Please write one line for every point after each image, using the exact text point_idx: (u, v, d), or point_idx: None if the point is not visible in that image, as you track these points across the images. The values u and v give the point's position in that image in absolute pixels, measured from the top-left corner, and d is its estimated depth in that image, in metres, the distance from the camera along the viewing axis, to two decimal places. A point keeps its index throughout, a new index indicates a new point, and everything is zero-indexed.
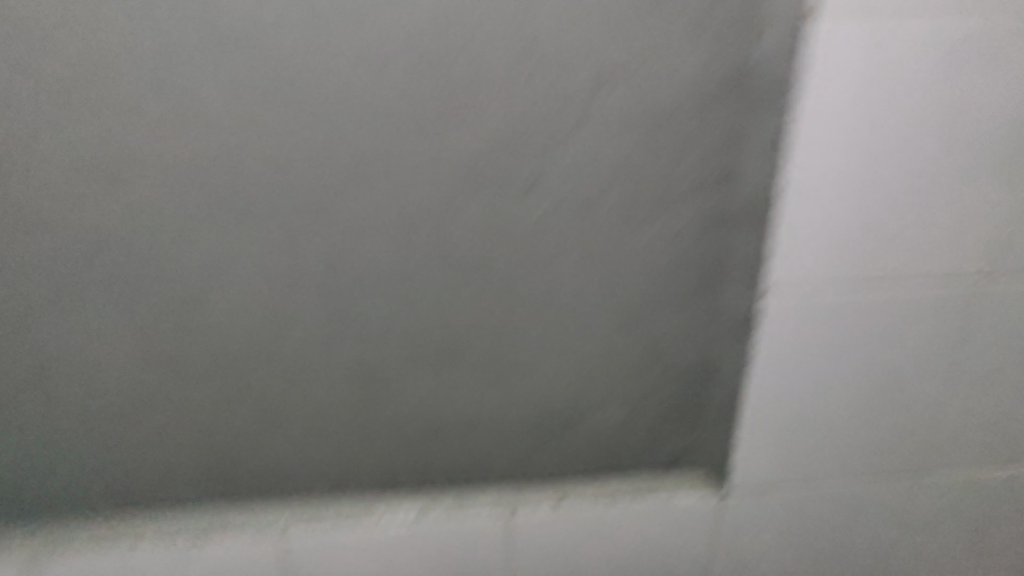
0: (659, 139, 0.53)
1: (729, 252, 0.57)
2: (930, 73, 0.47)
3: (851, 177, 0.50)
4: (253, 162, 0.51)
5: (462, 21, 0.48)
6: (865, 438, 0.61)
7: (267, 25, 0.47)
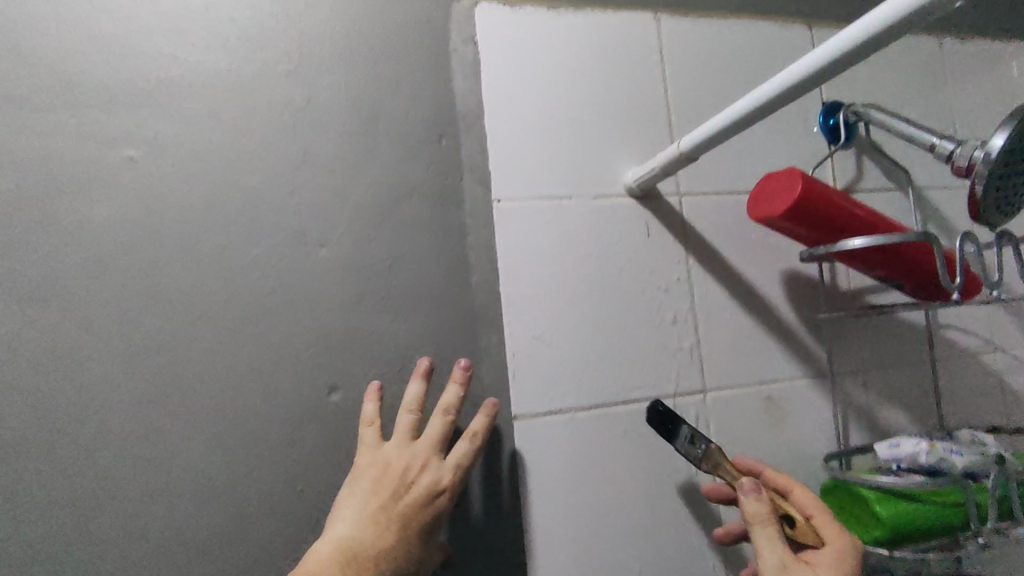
0: (367, 253, 0.62)
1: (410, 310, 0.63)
2: (594, 315, 0.66)
3: (517, 278, 0.64)
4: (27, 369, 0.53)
5: (129, 125, 0.57)
6: (666, 558, 0.64)
7: (38, 246, 0.55)
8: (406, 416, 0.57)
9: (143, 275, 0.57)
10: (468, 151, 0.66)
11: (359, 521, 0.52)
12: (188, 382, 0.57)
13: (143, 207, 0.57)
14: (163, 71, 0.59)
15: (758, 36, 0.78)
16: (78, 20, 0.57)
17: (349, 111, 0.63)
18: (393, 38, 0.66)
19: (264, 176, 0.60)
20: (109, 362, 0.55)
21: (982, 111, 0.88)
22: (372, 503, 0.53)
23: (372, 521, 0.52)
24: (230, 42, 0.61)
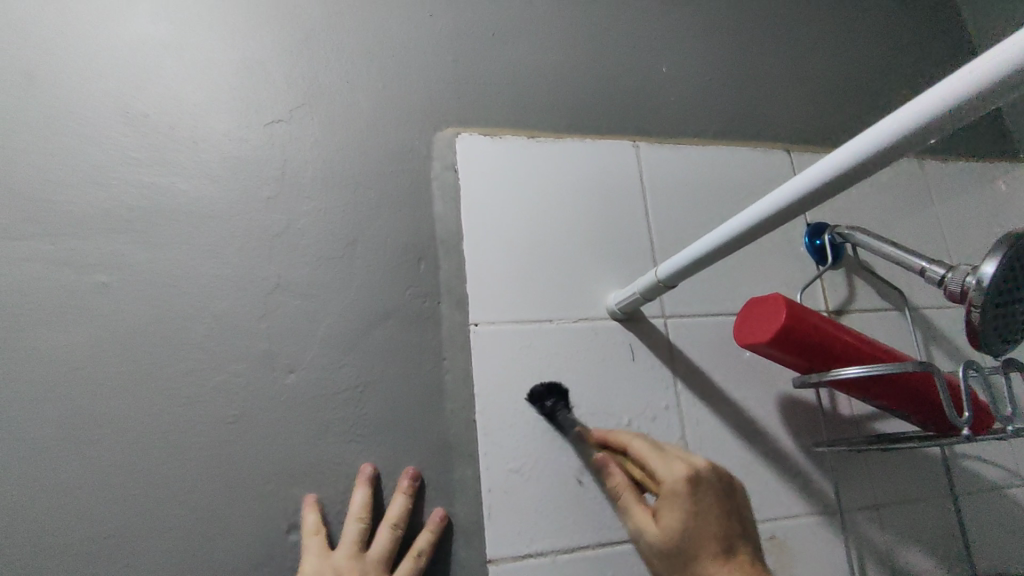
0: (335, 368, 0.60)
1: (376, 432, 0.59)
2: (575, 447, 0.61)
3: (495, 400, 0.61)
4: None
5: (105, 229, 0.58)
6: None
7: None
8: (350, 524, 0.54)
9: (95, 383, 0.54)
10: (446, 275, 0.65)
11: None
12: (124, 501, 0.52)
13: (104, 336, 0.55)
14: (144, 200, 0.59)
15: (738, 161, 0.80)
16: (68, 150, 0.58)
17: (328, 237, 0.64)
18: (375, 168, 0.68)
19: (235, 302, 0.59)
20: (43, 471, 0.51)
21: (970, 230, 0.88)
22: None
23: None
24: (215, 172, 0.63)
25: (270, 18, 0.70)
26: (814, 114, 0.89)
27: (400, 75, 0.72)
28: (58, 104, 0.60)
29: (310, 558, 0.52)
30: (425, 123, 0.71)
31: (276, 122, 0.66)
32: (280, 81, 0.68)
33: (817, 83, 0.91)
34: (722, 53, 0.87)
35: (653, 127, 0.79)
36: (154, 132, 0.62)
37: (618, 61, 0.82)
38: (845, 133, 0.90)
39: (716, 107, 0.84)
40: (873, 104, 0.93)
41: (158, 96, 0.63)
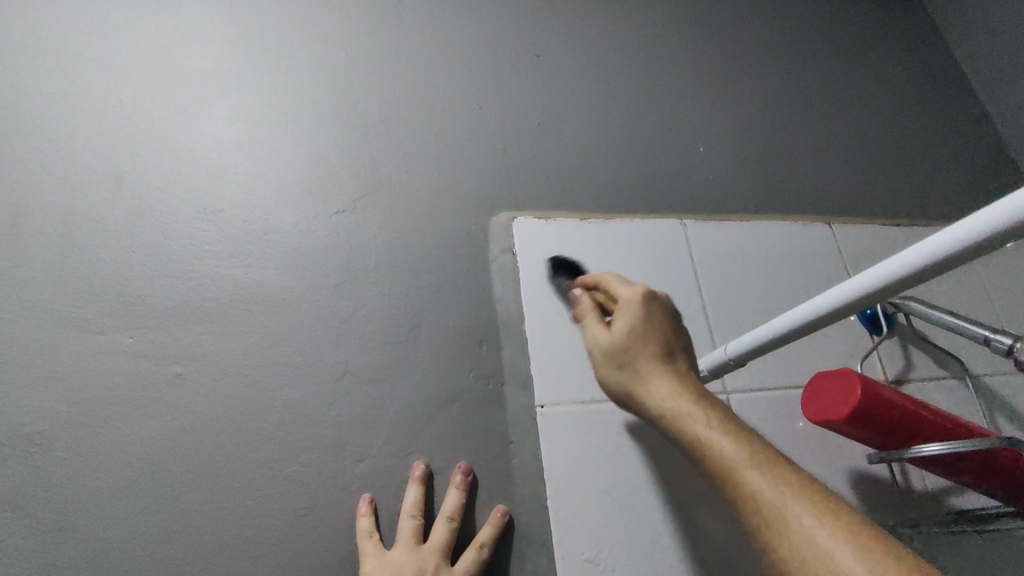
0: (401, 454, 0.59)
1: None
2: (652, 536, 0.59)
3: (564, 484, 0.60)
4: (32, 565, 0.49)
5: (181, 320, 0.60)
6: None
7: (73, 439, 0.53)
8: (407, 517, 0.55)
9: (169, 473, 0.54)
10: (508, 356, 0.66)
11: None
12: None
13: (180, 429, 0.56)
14: (220, 291, 0.62)
15: (781, 235, 0.82)
16: (152, 248, 0.62)
17: (393, 322, 0.65)
18: (435, 251, 0.69)
19: (305, 390, 0.60)
20: (113, 562, 0.50)
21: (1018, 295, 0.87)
22: None
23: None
24: (285, 262, 0.65)
25: (332, 114, 0.74)
26: (849, 186, 0.91)
27: (456, 161, 0.75)
28: (144, 205, 0.64)
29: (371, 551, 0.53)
30: (481, 208, 0.73)
31: (340, 213, 0.69)
32: (343, 172, 0.71)
33: (847, 156, 0.94)
34: (754, 133, 0.91)
35: (696, 206, 0.82)
36: (227, 226, 0.65)
37: (657, 143, 0.85)
38: (882, 204, 0.92)
39: (754, 184, 0.86)
40: (904, 174, 0.96)
41: (232, 193, 0.67)
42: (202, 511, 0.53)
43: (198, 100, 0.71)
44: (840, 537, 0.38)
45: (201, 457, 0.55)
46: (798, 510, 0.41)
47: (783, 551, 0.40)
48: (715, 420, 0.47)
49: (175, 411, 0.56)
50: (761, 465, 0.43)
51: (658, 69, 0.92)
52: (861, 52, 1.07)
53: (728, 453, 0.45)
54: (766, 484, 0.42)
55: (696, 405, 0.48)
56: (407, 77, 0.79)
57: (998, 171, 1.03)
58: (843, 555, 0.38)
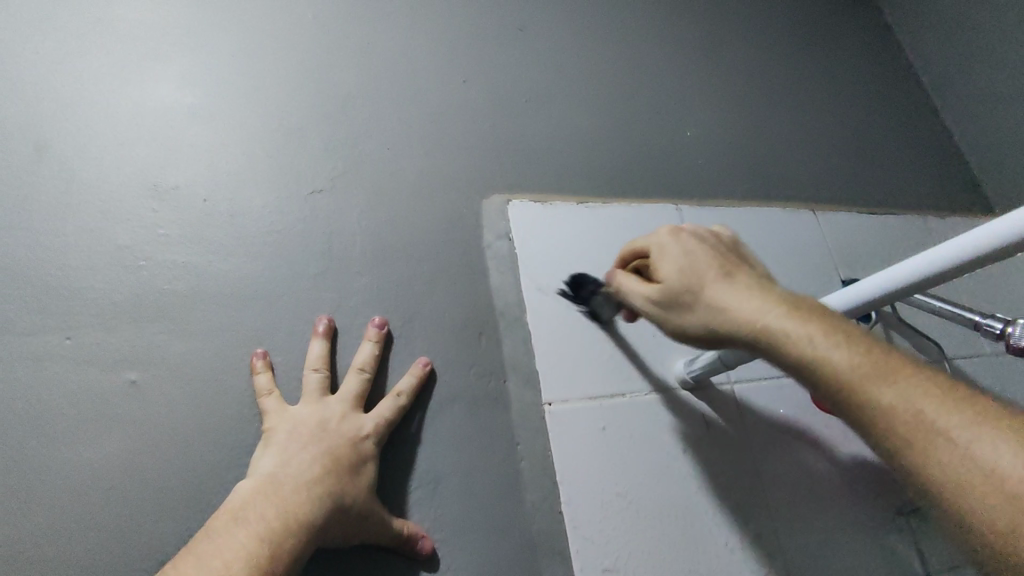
0: (399, 461, 0.53)
1: (449, 533, 0.52)
2: (669, 535, 0.56)
3: (577, 489, 0.55)
4: None
5: (134, 313, 0.51)
6: None
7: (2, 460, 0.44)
8: (374, 426, 0.50)
9: (128, 494, 0.45)
10: (510, 350, 0.60)
11: (284, 490, 0.43)
12: None
13: (139, 447, 0.47)
14: (179, 284, 0.53)
15: (770, 221, 0.81)
16: (92, 230, 0.52)
17: (383, 315, 0.58)
18: (426, 238, 0.63)
19: (287, 396, 0.52)
20: None
21: (977, 282, 0.92)
22: (322, 501, 0.44)
23: (297, 505, 0.43)
24: (256, 248, 0.56)
25: (302, 83, 0.65)
26: (825, 175, 0.92)
27: (441, 139, 0.69)
28: (81, 178, 0.54)
29: (317, 429, 0.48)
30: (473, 189, 0.67)
31: (316, 193, 0.61)
32: (318, 148, 0.63)
33: (822, 146, 0.95)
34: (737, 119, 0.90)
35: (687, 192, 0.79)
36: (185, 205, 0.56)
37: (647, 127, 0.82)
38: (854, 192, 0.94)
39: (740, 169, 0.85)
40: (871, 165, 0.98)
41: (189, 168, 0.58)
42: (172, 537, 0.45)
43: (142, 59, 0.61)
44: (955, 421, 0.33)
45: (167, 474, 0.47)
46: (923, 404, 0.34)
47: (901, 454, 0.34)
48: (792, 314, 0.40)
49: (132, 421, 0.48)
50: (867, 368, 0.37)
51: (643, 50, 0.89)
52: (827, 43, 1.09)
53: (807, 339, 0.39)
54: (852, 371, 0.37)
55: (797, 321, 0.40)
56: (384, 46, 0.71)
57: (949, 163, 1.08)
58: (960, 434, 0.33)
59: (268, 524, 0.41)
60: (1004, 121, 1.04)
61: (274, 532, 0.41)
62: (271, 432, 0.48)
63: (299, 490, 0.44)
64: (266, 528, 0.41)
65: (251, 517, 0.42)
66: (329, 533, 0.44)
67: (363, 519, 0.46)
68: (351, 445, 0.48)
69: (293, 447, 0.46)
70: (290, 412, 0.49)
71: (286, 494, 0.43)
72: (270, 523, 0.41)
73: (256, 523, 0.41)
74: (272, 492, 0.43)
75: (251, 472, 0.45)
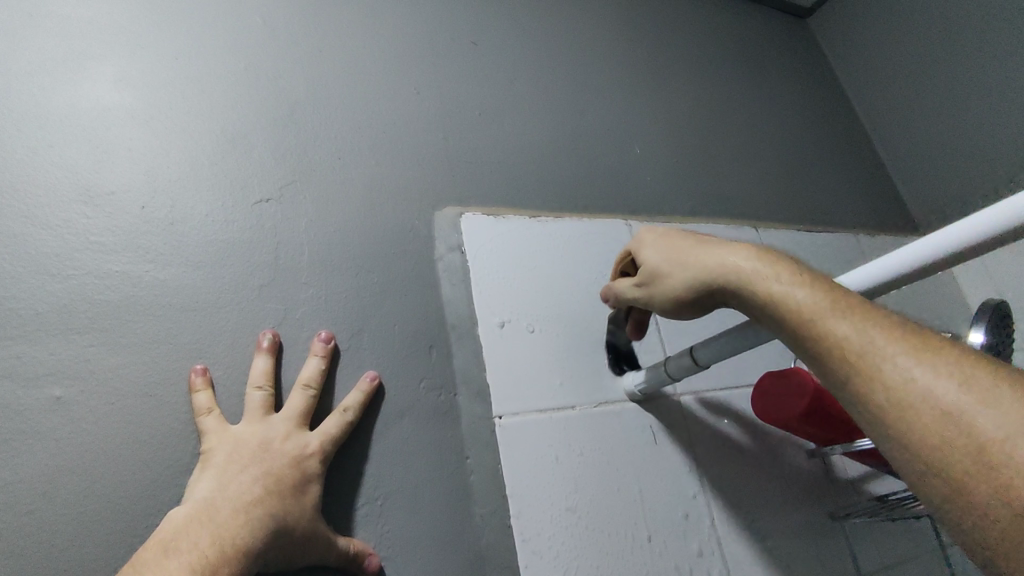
0: (347, 477, 0.52)
1: (399, 548, 0.51)
2: (617, 545, 0.57)
3: (528, 501, 0.56)
4: None
5: (62, 325, 0.48)
6: None
7: None
8: (319, 443, 0.49)
9: (51, 518, 0.43)
10: (461, 363, 0.60)
11: (221, 514, 0.41)
12: None
13: (63, 468, 0.44)
14: (112, 294, 0.50)
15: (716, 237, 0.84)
16: (14, 236, 0.49)
17: (331, 327, 0.57)
18: (377, 249, 0.62)
19: (228, 411, 0.50)
20: None
21: (903, 297, 0.98)
22: (264, 527, 0.42)
23: (235, 530, 0.41)
24: (198, 257, 0.54)
25: (251, 91, 0.64)
26: (766, 195, 0.97)
27: (395, 151, 0.68)
28: (4, 181, 0.51)
29: (258, 448, 0.46)
30: (426, 202, 0.67)
31: (264, 202, 0.59)
32: (266, 156, 0.61)
33: (763, 167, 1.00)
34: (684, 139, 0.93)
35: (637, 208, 0.81)
36: (122, 212, 0.53)
37: (599, 144, 0.84)
38: (793, 212, 0.98)
39: (687, 187, 0.88)
40: (808, 186, 1.04)
41: (126, 173, 0.55)
42: (99, 562, 0.43)
43: (76, 58, 0.58)
44: (928, 363, 0.35)
45: (97, 496, 0.44)
46: (893, 347, 0.36)
47: (876, 393, 0.36)
48: (789, 275, 0.42)
49: (58, 440, 0.45)
50: (837, 307, 0.39)
51: (596, 70, 0.91)
52: (768, 70, 1.15)
53: (809, 301, 0.40)
54: (855, 332, 0.38)
55: (763, 263, 0.44)
56: (337, 54, 0.70)
57: (879, 185, 1.15)
58: (946, 386, 0.34)
59: (203, 553, 0.39)
60: (929, 146, 1.12)
61: (208, 562, 0.39)
62: (209, 454, 0.46)
63: (237, 515, 0.42)
64: (199, 557, 0.39)
65: (184, 546, 0.39)
66: (270, 557, 0.42)
67: (307, 539, 0.45)
68: (295, 466, 0.46)
69: (233, 468, 0.44)
70: (229, 433, 0.47)
71: (223, 518, 0.41)
72: (205, 552, 0.39)
73: (189, 553, 0.39)
74: (208, 518, 0.41)
75: (186, 498, 0.43)
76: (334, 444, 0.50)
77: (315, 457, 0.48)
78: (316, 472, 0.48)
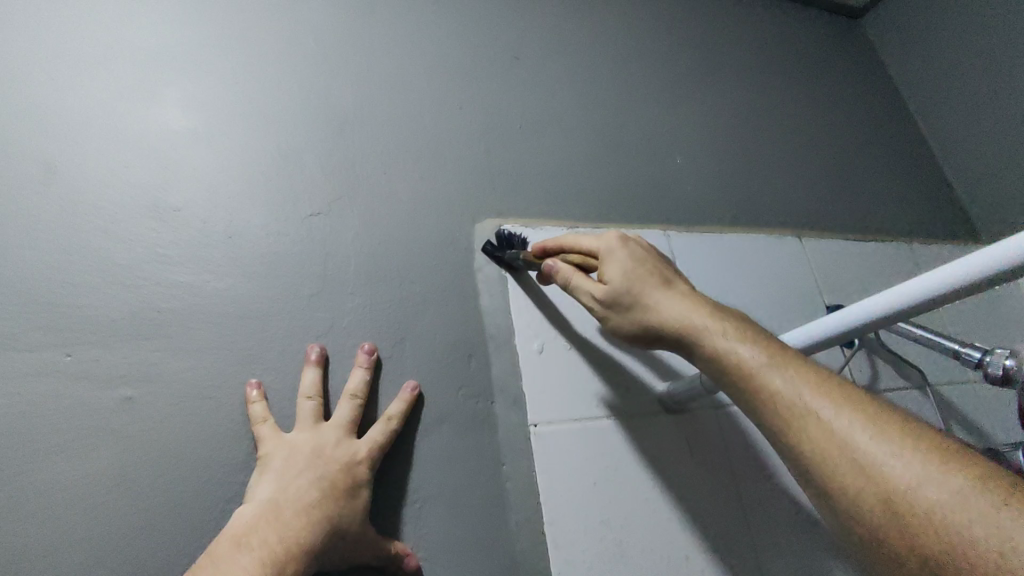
0: (388, 480, 0.54)
1: (438, 552, 0.53)
2: (653, 556, 0.57)
3: (563, 510, 0.57)
4: None
5: (133, 330, 0.52)
6: None
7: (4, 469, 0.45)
8: (367, 450, 0.51)
9: (122, 508, 0.47)
10: (497, 372, 0.62)
11: (284, 516, 0.44)
12: None
13: (133, 463, 0.48)
14: (177, 303, 0.54)
15: (758, 246, 0.83)
16: (92, 250, 0.54)
17: (375, 336, 0.59)
18: (418, 260, 0.64)
19: (279, 416, 0.54)
20: None
21: (961, 311, 0.93)
22: (325, 529, 0.45)
23: (297, 530, 0.44)
24: (253, 267, 0.58)
25: (301, 109, 0.67)
26: (813, 202, 0.95)
27: (436, 163, 0.71)
28: (84, 199, 0.55)
29: (313, 454, 0.49)
30: (466, 213, 0.69)
31: (313, 215, 0.63)
32: (315, 172, 0.65)
33: (811, 174, 0.98)
34: (725, 147, 0.92)
35: (675, 216, 0.81)
36: (187, 226, 0.58)
37: (639, 155, 0.84)
38: (841, 219, 0.96)
39: (728, 194, 0.87)
40: (859, 194, 1.00)
41: (190, 190, 0.60)
42: (163, 549, 0.46)
43: (146, 85, 0.63)
44: (849, 416, 0.39)
45: (163, 489, 0.48)
46: (817, 401, 0.40)
47: (803, 441, 0.40)
48: (732, 332, 0.46)
49: (130, 436, 0.49)
50: (766, 363, 0.44)
51: (636, 78, 0.91)
52: (816, 73, 1.12)
53: (749, 356, 0.45)
54: (786, 385, 0.42)
55: (714, 321, 0.48)
56: (384, 73, 0.74)
57: (936, 190, 1.10)
58: (861, 438, 0.37)
59: (271, 551, 0.42)
60: (990, 150, 1.07)
61: (277, 559, 0.42)
62: (267, 459, 0.48)
63: (300, 515, 0.45)
64: (269, 553, 0.42)
65: (254, 542, 0.42)
66: (327, 557, 0.45)
67: (360, 541, 0.47)
68: (348, 472, 0.49)
69: (291, 472, 0.47)
70: (284, 440, 0.50)
71: (286, 520, 0.44)
72: (274, 549, 0.42)
73: (259, 549, 0.42)
74: (274, 517, 0.44)
75: (250, 498, 0.46)
76: (382, 451, 0.53)
77: (366, 464, 0.51)
78: (368, 478, 0.50)
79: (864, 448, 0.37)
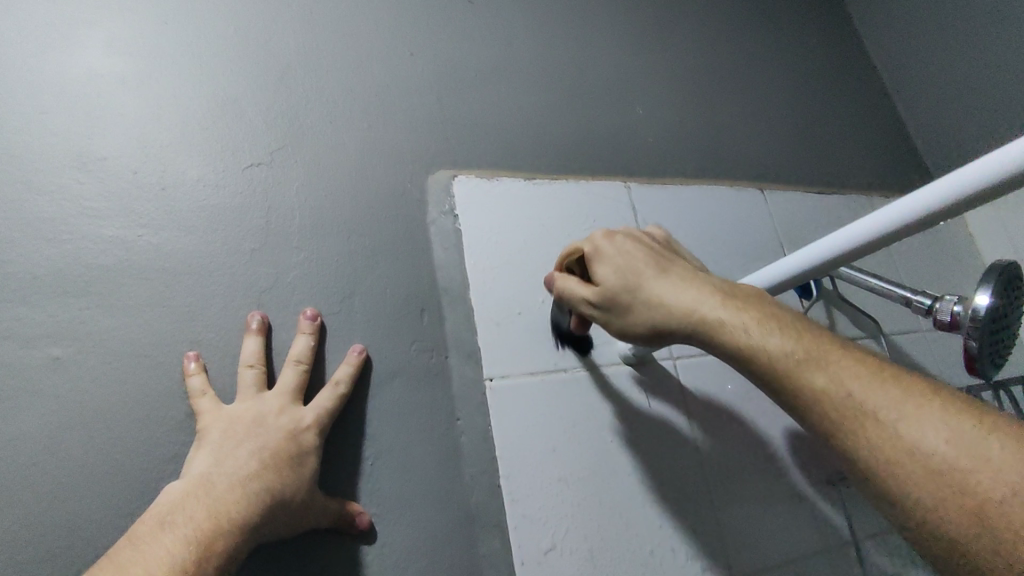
0: (338, 438, 0.53)
1: (393, 507, 0.53)
2: (607, 504, 0.58)
3: (518, 463, 0.56)
4: None
5: (57, 286, 0.49)
6: None
7: None
8: (314, 417, 0.50)
9: (53, 469, 0.45)
10: (451, 326, 0.60)
11: (218, 489, 0.43)
12: None
13: (65, 424, 0.46)
14: (107, 258, 0.51)
15: (719, 198, 0.82)
16: (8, 202, 0.50)
17: (323, 290, 0.57)
18: (368, 213, 0.62)
19: (222, 376, 0.52)
20: None
21: (916, 262, 0.95)
22: (262, 501, 0.43)
23: (231, 504, 0.42)
24: (190, 220, 0.55)
25: (239, 52, 0.63)
26: (776, 154, 0.94)
27: (386, 111, 0.68)
28: None
29: (253, 424, 0.47)
30: (418, 163, 0.66)
31: (254, 166, 0.59)
32: (255, 119, 0.61)
33: (774, 126, 0.97)
34: (688, 98, 0.91)
35: (636, 167, 0.80)
36: (114, 178, 0.54)
37: (600, 105, 0.82)
38: (803, 172, 0.95)
39: (691, 145, 0.86)
40: (821, 147, 1.00)
41: (117, 140, 0.56)
42: (99, 508, 0.45)
43: (63, 24, 0.58)
44: (884, 390, 0.37)
45: (98, 450, 0.46)
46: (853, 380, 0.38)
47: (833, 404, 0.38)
48: (756, 322, 0.42)
49: (61, 395, 0.47)
50: (788, 337, 0.41)
51: (597, 25, 0.88)
52: (782, 24, 1.10)
53: (768, 333, 0.41)
54: (800, 353, 0.40)
55: (739, 313, 0.43)
56: (328, 15, 0.70)
57: (896, 143, 1.11)
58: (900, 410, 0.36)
59: (199, 526, 0.40)
60: (950, 100, 1.07)
61: (205, 535, 0.40)
62: (205, 431, 0.47)
63: (235, 489, 0.43)
64: (196, 530, 0.40)
65: (180, 520, 0.41)
66: (267, 528, 0.44)
67: (305, 509, 0.46)
68: (291, 441, 0.47)
69: (229, 444, 0.45)
70: (224, 411, 0.48)
71: (220, 493, 0.42)
72: (202, 525, 0.40)
73: (186, 526, 0.40)
74: (205, 492, 0.42)
75: (183, 473, 0.45)
76: (329, 419, 0.51)
77: (312, 431, 0.49)
78: (315, 446, 0.49)
79: (898, 415, 0.36)
